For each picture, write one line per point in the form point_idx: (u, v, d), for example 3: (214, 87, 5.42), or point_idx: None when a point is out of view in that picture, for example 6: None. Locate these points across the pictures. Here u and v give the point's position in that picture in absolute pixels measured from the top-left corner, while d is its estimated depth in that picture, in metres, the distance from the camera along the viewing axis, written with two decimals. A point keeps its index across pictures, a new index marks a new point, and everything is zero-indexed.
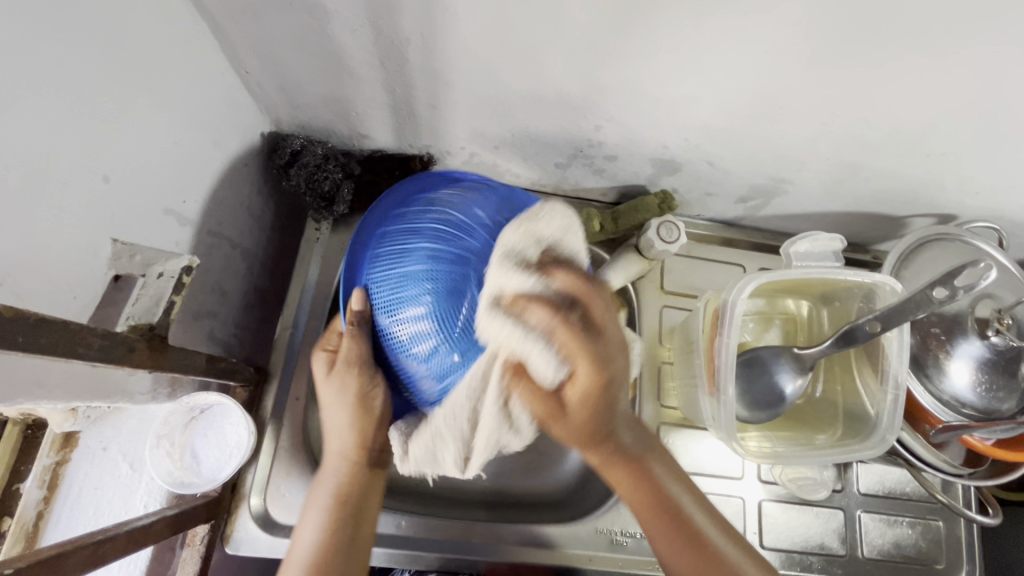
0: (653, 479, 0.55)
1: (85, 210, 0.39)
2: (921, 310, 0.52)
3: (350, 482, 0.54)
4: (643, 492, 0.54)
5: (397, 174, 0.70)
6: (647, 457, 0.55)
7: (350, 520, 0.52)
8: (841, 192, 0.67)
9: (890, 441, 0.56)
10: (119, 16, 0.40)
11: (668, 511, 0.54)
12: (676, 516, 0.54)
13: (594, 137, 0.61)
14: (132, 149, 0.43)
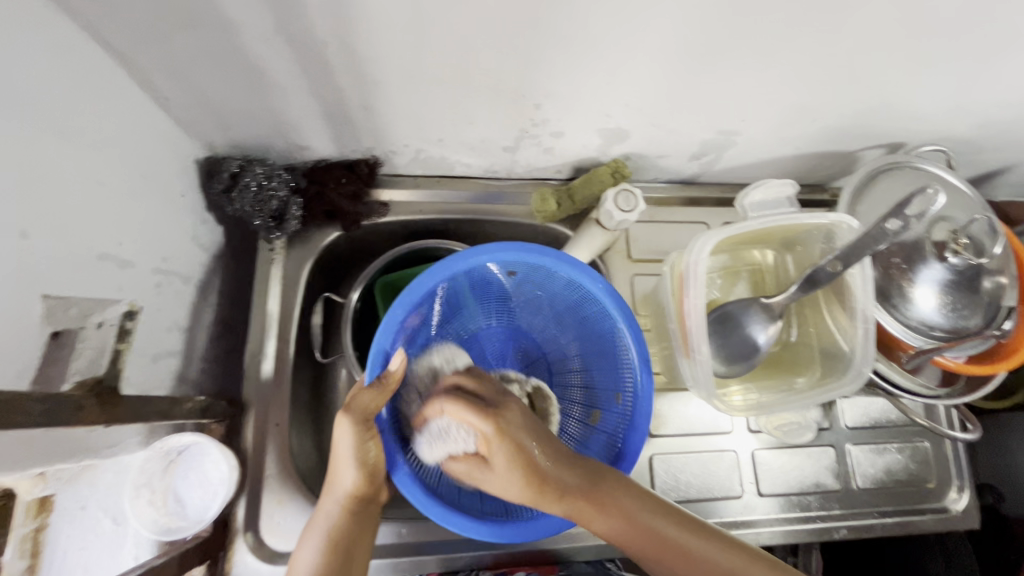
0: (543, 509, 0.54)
1: (5, 270, 0.37)
2: (880, 243, 0.53)
3: (342, 522, 0.53)
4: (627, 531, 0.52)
5: (345, 181, 0.67)
6: (582, 496, 0.52)
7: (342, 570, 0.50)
8: (791, 135, 0.67)
9: (866, 374, 0.56)
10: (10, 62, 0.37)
11: (659, 542, 0.51)
12: (667, 544, 0.51)
13: (536, 115, 0.60)
14: (50, 200, 0.41)
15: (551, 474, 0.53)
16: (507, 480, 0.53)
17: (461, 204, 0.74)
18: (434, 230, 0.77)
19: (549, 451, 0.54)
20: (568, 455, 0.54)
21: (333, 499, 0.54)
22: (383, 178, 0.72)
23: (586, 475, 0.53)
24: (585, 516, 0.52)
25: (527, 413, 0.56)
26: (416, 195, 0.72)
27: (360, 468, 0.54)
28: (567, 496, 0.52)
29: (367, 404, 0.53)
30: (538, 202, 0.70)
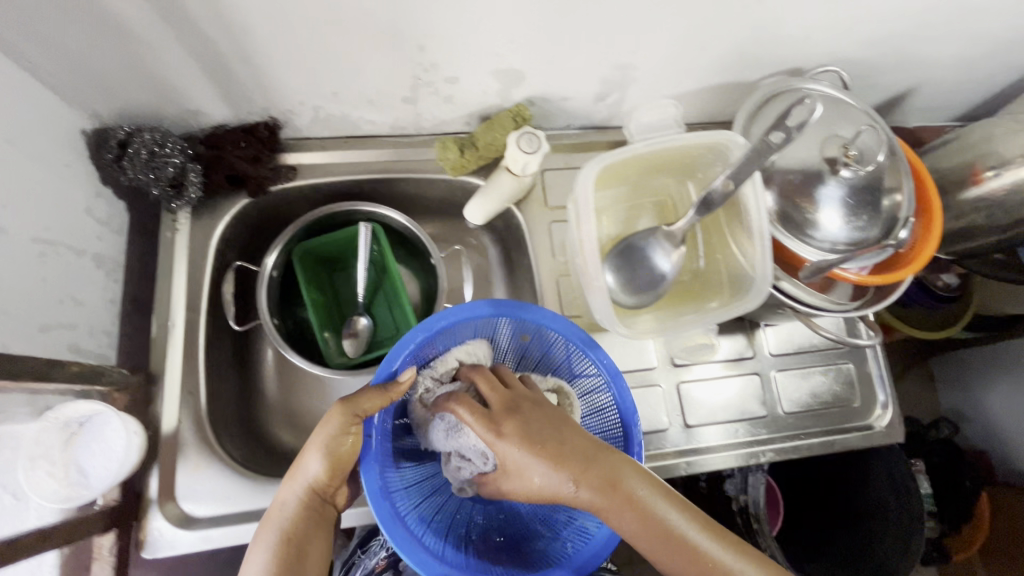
0: (566, 499, 0.52)
1: None
2: (766, 156, 0.54)
3: (302, 518, 0.52)
4: (637, 528, 0.50)
5: (243, 145, 0.66)
6: (596, 485, 0.51)
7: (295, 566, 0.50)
8: (690, 67, 0.66)
9: (764, 291, 0.57)
10: None
11: (665, 539, 0.50)
12: (673, 542, 0.50)
13: (423, 58, 0.59)
14: None
15: (567, 458, 0.52)
16: (526, 475, 0.52)
17: (372, 164, 0.73)
18: (349, 193, 0.76)
19: (561, 440, 0.53)
20: (583, 439, 0.53)
21: (299, 492, 0.53)
22: (289, 142, 0.71)
23: (600, 460, 0.52)
24: (598, 507, 0.51)
25: (538, 406, 0.56)
26: (324, 157, 0.71)
27: (333, 464, 0.54)
28: (582, 489, 0.50)
29: (366, 405, 0.55)
30: (440, 150, 0.68)
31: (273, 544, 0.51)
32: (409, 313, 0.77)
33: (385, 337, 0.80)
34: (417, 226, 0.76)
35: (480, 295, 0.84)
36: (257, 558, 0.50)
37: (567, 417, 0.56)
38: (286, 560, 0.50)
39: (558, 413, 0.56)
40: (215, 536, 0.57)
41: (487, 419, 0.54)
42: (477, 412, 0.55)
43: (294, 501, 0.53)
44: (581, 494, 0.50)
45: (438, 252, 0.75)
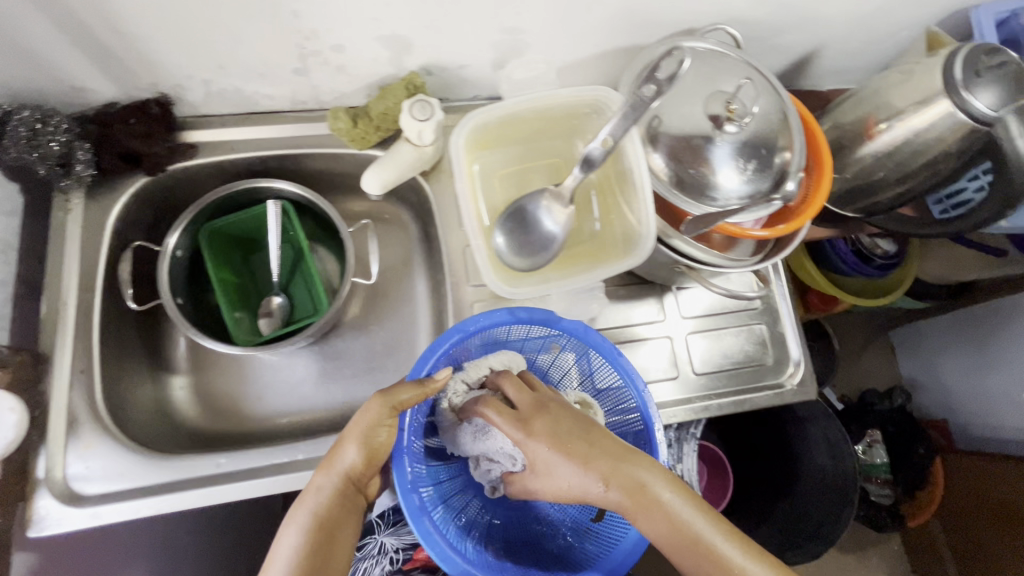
0: (593, 498, 0.54)
1: None
2: (638, 112, 0.54)
3: (336, 503, 0.53)
4: (664, 532, 0.52)
5: (133, 122, 0.65)
6: (623, 487, 0.53)
7: (325, 549, 0.50)
8: (582, 30, 0.66)
9: (648, 248, 0.58)
10: None
11: (690, 543, 0.51)
12: (696, 548, 0.51)
13: (300, 25, 0.58)
14: None
15: (594, 461, 0.53)
16: (554, 473, 0.55)
17: (274, 140, 0.73)
18: (256, 170, 0.76)
19: (588, 439, 0.55)
20: (610, 440, 0.55)
21: (336, 476, 0.54)
22: (187, 120, 0.70)
23: (626, 465, 0.53)
24: (626, 508, 0.53)
25: (564, 407, 0.58)
26: (224, 135, 0.71)
27: (366, 452, 0.55)
28: (610, 488, 0.53)
29: (403, 395, 0.56)
30: (331, 119, 0.69)
31: (306, 528, 0.51)
32: (318, 286, 0.77)
33: (304, 315, 0.80)
34: (313, 193, 0.76)
35: (400, 272, 0.84)
36: (286, 543, 0.50)
37: (591, 419, 0.58)
38: (319, 545, 0.50)
39: (583, 415, 0.58)
40: (105, 512, 0.57)
41: (515, 419, 0.57)
42: (508, 413, 0.58)
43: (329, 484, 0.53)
44: (608, 493, 0.53)
45: (346, 226, 0.75)
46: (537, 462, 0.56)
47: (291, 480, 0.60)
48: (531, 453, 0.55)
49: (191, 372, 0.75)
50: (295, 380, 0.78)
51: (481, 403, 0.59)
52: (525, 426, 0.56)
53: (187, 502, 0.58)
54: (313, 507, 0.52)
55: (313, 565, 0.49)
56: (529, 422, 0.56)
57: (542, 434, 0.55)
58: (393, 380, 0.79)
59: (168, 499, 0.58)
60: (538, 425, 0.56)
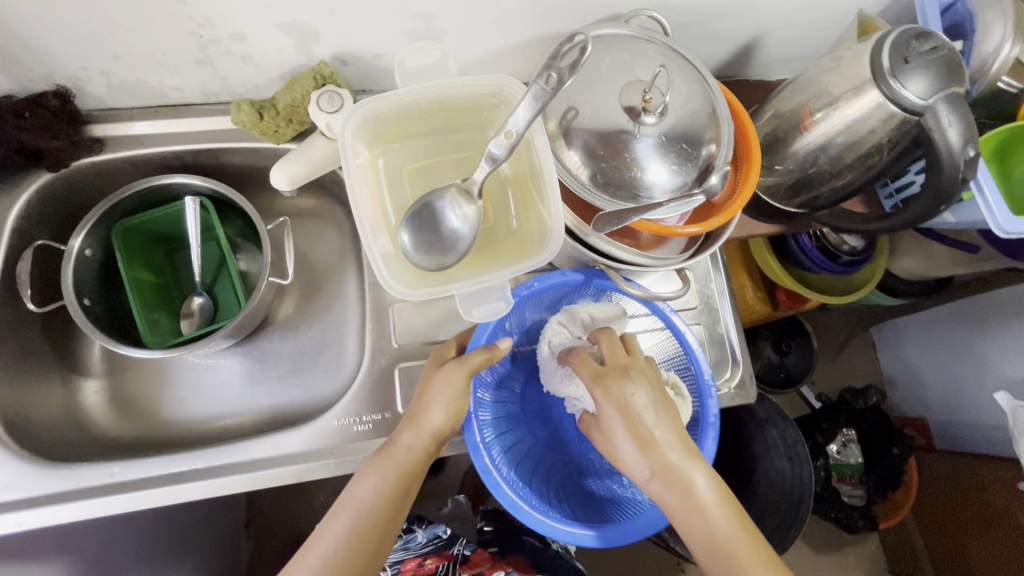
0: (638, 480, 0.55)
1: None
2: (537, 100, 0.51)
3: (417, 457, 0.58)
4: (693, 534, 0.53)
5: (28, 115, 0.61)
6: (673, 482, 0.53)
7: (398, 493, 0.57)
8: (499, 15, 0.63)
9: (556, 244, 0.55)
10: None
11: (714, 552, 0.53)
12: (718, 557, 0.53)
13: (188, 12, 0.55)
14: None
15: (658, 451, 0.53)
16: (613, 443, 0.56)
17: (187, 134, 0.70)
18: (172, 165, 0.73)
19: (657, 425, 0.54)
20: (678, 434, 0.54)
21: (420, 433, 0.58)
22: (93, 113, 0.68)
23: (683, 466, 0.53)
24: (669, 503, 0.54)
25: (644, 378, 0.56)
26: (134, 129, 0.69)
27: (447, 414, 0.59)
28: (657, 482, 0.53)
29: (475, 362, 0.60)
30: (237, 113, 0.66)
31: (388, 473, 0.57)
32: (236, 285, 0.74)
33: (228, 316, 0.77)
34: (226, 187, 0.73)
35: (332, 270, 0.81)
36: (368, 481, 0.57)
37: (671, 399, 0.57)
38: (397, 491, 0.57)
39: (662, 391, 0.56)
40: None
41: (597, 376, 0.56)
42: (591, 370, 0.56)
43: (413, 440, 0.58)
44: (653, 486, 0.54)
45: (265, 224, 0.72)
46: (604, 428, 0.56)
47: (187, 490, 0.59)
48: (601, 416, 0.56)
49: (106, 374, 0.72)
50: (218, 382, 0.75)
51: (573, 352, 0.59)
52: (599, 388, 0.55)
53: (79, 513, 0.56)
54: (394, 455, 0.58)
55: (389, 506, 0.56)
56: (609, 385, 0.55)
57: (614, 408, 0.54)
58: (322, 381, 0.76)
59: (59, 509, 0.56)
60: (614, 394, 0.54)
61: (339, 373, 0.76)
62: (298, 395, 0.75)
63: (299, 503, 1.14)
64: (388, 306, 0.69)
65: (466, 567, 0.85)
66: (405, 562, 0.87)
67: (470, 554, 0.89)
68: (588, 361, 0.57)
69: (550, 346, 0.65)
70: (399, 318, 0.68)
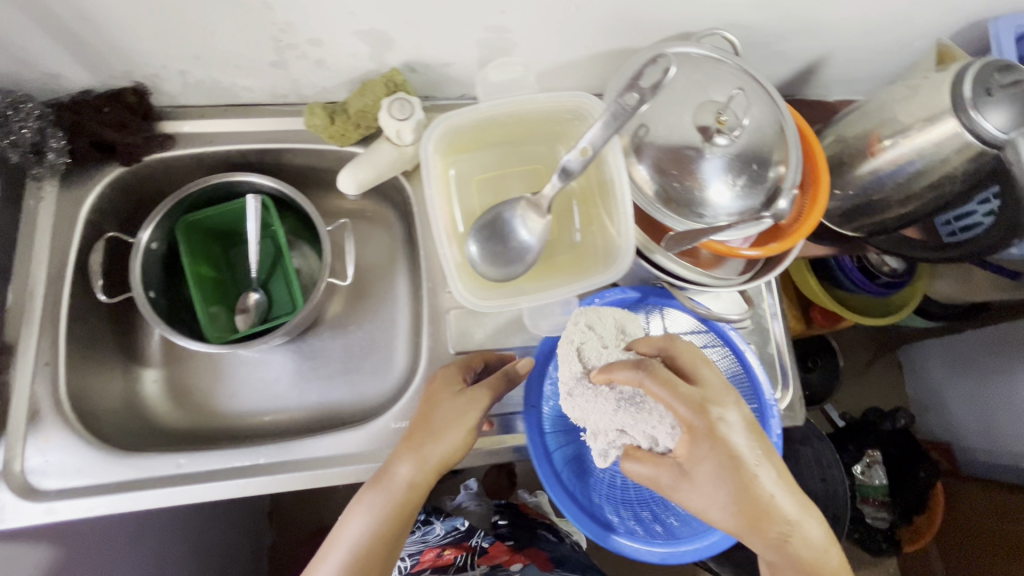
0: (742, 526, 0.51)
1: None
2: (620, 120, 0.51)
3: (414, 488, 0.57)
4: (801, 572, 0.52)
5: (107, 111, 0.63)
6: (785, 521, 0.51)
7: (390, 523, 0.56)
8: (568, 30, 0.63)
9: (626, 262, 0.55)
10: None
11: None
12: None
13: (274, 17, 0.56)
14: None
15: (772, 508, 0.50)
16: (719, 487, 0.50)
17: (254, 134, 0.71)
18: (235, 163, 0.74)
19: (761, 459, 0.51)
20: (777, 464, 0.52)
21: (420, 461, 0.58)
22: (165, 110, 0.69)
23: (789, 502, 0.51)
24: (777, 546, 0.51)
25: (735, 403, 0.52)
26: (202, 126, 0.70)
27: (447, 444, 0.58)
28: (770, 524, 0.50)
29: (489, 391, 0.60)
30: (308, 115, 0.67)
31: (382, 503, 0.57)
32: (292, 284, 0.75)
33: (281, 314, 0.78)
34: (288, 187, 0.74)
35: (383, 272, 0.82)
36: (360, 515, 0.57)
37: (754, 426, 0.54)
38: (389, 521, 0.56)
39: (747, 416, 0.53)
40: (64, 509, 0.56)
41: (701, 409, 0.49)
42: (690, 400, 0.50)
43: (414, 466, 0.58)
44: (757, 541, 0.51)
45: (324, 224, 0.73)
46: (705, 469, 0.50)
47: (247, 485, 0.60)
48: (704, 457, 0.50)
49: (164, 365, 0.74)
50: (270, 378, 0.77)
51: (653, 372, 0.51)
52: (708, 419, 0.50)
53: (144, 503, 0.58)
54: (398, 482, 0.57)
55: (378, 539, 0.56)
56: (716, 418, 0.50)
57: (728, 446, 0.49)
58: (370, 382, 0.77)
59: (126, 498, 0.57)
60: (722, 427, 0.50)
61: (386, 375, 0.77)
62: (345, 394, 0.77)
63: (325, 498, 1.16)
64: (443, 313, 0.69)
65: (486, 559, 0.86)
66: (425, 551, 0.88)
67: (488, 546, 0.90)
68: (681, 387, 0.50)
69: (587, 362, 0.58)
70: (455, 325, 0.69)
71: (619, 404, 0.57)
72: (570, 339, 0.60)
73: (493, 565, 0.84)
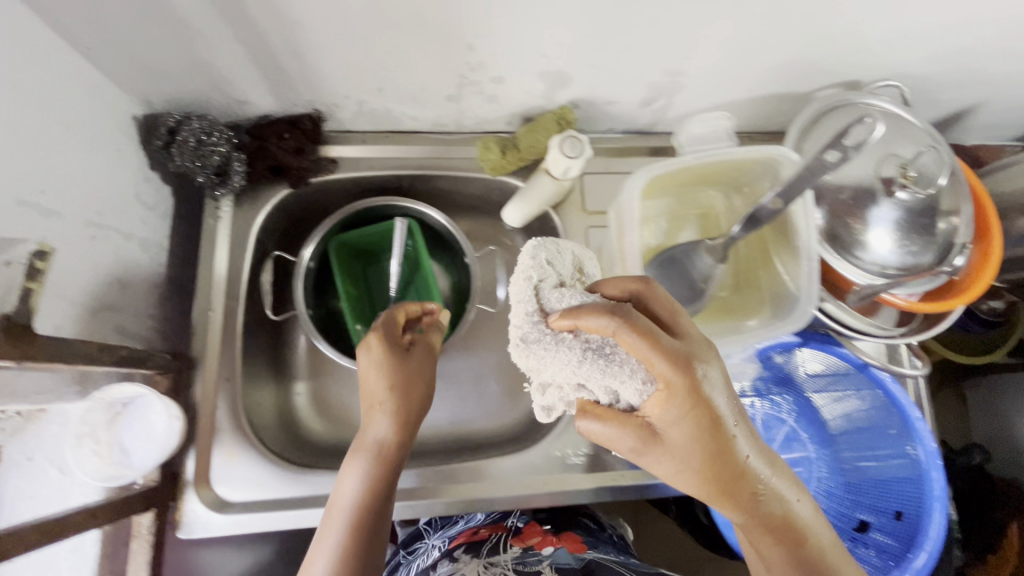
0: (714, 491, 0.46)
1: None
2: (819, 175, 0.52)
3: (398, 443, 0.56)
4: (786, 547, 0.47)
5: (288, 137, 0.66)
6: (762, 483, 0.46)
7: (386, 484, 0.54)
8: (740, 75, 0.64)
9: (808, 312, 0.56)
10: None
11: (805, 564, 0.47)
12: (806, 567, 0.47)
13: (471, 58, 0.58)
14: None
15: (749, 469, 0.46)
16: (690, 446, 0.44)
17: (412, 160, 0.73)
18: (388, 188, 0.76)
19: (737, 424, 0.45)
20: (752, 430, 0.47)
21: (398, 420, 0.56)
22: (331, 135, 0.71)
23: (766, 465, 0.47)
24: (751, 513, 0.47)
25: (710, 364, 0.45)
26: (364, 151, 0.72)
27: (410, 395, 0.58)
28: (747, 490, 0.46)
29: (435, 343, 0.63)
30: (482, 151, 0.69)
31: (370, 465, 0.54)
32: (437, 302, 0.77)
33: None
34: (438, 213, 0.76)
35: None
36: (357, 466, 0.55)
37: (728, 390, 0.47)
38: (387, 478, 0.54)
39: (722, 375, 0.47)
40: (245, 525, 0.59)
41: (681, 364, 0.42)
42: (671, 357, 0.42)
43: (386, 429, 0.56)
44: (728, 503, 0.47)
45: (472, 250, 0.75)
46: (678, 431, 0.44)
47: (412, 507, 0.63)
48: (679, 416, 0.44)
49: (310, 378, 0.75)
50: None
51: (617, 317, 0.43)
52: (687, 375, 0.43)
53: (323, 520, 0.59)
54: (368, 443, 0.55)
55: (384, 492, 0.53)
56: (695, 376, 0.43)
57: (709, 410, 0.43)
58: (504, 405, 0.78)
59: (306, 515, 0.59)
60: (703, 385, 0.43)
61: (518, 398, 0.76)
62: (478, 417, 0.75)
63: None
64: None
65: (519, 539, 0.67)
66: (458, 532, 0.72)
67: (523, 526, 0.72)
68: (657, 340, 0.42)
69: (545, 305, 0.49)
70: None
71: (568, 359, 0.47)
72: (527, 275, 0.51)
73: (526, 547, 0.64)
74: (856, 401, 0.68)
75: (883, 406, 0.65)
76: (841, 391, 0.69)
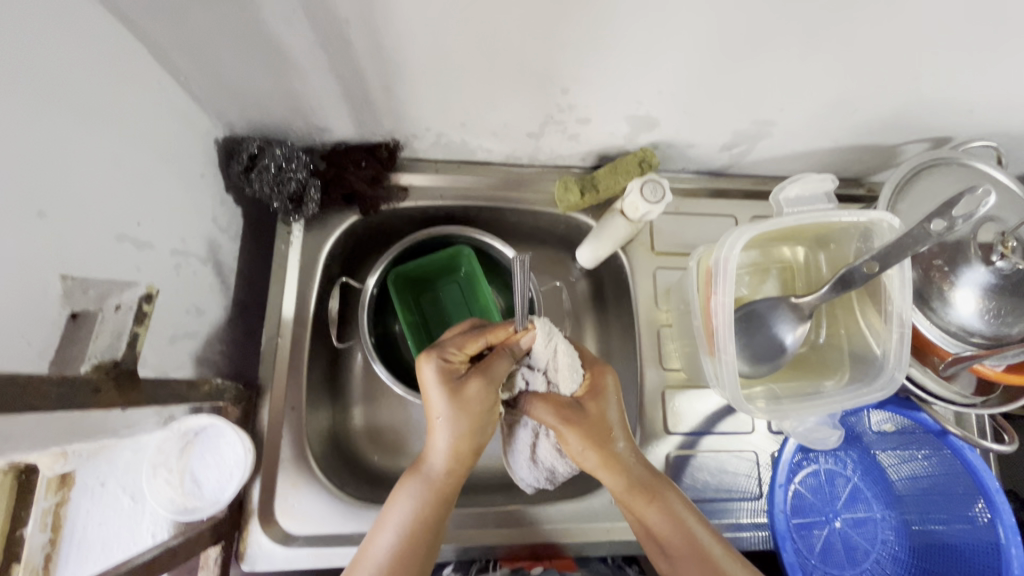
0: (605, 466, 0.55)
1: (31, 268, 0.36)
2: (923, 244, 0.50)
3: (453, 470, 0.53)
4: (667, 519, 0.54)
5: (364, 165, 0.66)
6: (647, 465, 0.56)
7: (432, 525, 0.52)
8: (831, 127, 0.63)
9: (899, 379, 0.54)
10: (41, 41, 0.37)
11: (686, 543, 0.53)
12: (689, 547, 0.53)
13: (563, 100, 0.57)
14: (77, 188, 0.41)
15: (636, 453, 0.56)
16: (596, 420, 0.56)
17: (481, 191, 0.73)
18: (453, 217, 0.76)
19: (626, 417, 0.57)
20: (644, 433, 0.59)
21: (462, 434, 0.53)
22: (403, 162, 0.70)
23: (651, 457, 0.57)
24: (638, 486, 0.55)
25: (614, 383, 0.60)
26: (435, 181, 0.71)
27: (472, 428, 0.52)
28: (632, 467, 0.55)
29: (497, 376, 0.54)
30: (561, 191, 0.70)
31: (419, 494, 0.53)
32: None
33: None
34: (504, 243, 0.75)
35: None
36: (399, 514, 0.52)
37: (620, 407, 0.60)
38: (435, 511, 0.52)
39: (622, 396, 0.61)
40: (308, 557, 0.60)
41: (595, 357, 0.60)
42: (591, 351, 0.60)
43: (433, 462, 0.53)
44: (617, 475, 0.55)
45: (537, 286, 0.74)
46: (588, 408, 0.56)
47: (475, 546, 0.64)
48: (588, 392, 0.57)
49: (363, 402, 0.73)
50: None
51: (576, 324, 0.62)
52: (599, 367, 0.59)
53: None
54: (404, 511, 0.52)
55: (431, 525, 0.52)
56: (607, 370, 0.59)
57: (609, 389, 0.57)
58: None
59: None
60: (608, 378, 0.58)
61: None
62: None
63: None
64: (656, 391, 0.70)
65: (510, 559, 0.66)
66: None
67: None
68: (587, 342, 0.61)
69: None
70: (670, 405, 0.69)
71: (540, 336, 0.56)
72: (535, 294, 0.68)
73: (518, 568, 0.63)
74: (924, 464, 0.68)
75: (954, 470, 0.65)
76: (910, 451, 0.68)
